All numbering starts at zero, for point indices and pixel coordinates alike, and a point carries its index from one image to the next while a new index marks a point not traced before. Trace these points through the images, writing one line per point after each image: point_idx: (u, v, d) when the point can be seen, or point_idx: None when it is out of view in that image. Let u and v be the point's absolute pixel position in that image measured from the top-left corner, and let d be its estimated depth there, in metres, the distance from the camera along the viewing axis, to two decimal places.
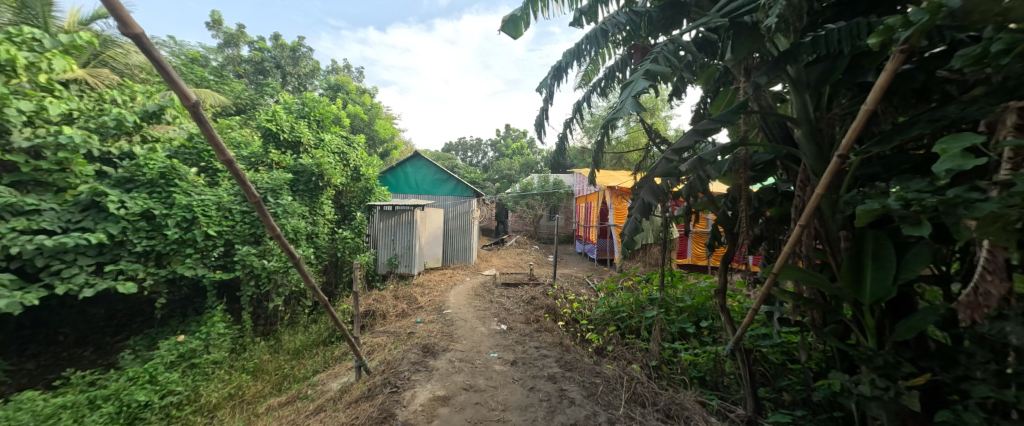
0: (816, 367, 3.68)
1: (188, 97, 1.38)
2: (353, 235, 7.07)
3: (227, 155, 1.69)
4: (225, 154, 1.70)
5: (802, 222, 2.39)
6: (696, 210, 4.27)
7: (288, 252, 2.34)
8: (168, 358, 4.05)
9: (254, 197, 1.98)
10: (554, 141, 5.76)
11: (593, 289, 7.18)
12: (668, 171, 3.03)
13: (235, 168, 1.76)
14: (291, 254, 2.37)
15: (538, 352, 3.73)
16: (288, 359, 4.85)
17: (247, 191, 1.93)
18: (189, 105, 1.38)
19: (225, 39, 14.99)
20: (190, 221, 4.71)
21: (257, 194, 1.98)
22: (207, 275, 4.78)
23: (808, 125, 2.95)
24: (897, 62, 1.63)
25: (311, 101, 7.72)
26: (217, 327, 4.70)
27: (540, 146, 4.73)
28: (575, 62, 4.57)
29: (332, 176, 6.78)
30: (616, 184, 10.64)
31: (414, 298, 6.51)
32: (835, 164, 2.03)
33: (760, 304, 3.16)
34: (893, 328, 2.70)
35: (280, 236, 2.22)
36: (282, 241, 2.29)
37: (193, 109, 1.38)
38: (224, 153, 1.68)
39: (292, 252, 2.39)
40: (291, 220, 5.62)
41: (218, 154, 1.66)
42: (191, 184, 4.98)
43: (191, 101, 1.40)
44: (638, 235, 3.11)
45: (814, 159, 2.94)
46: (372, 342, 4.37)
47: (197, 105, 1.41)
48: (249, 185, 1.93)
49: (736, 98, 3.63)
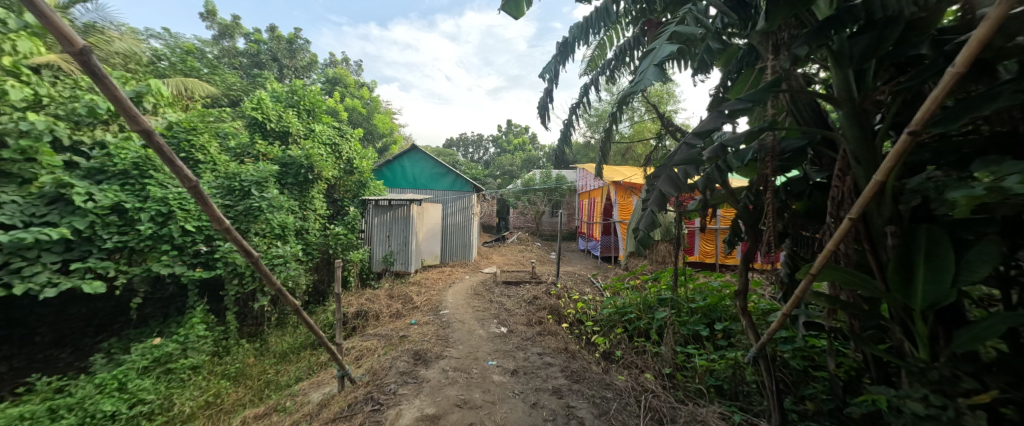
0: (844, 374, 3.35)
1: (71, 41, 1.14)
2: (345, 231, 6.74)
3: (146, 126, 1.40)
4: (141, 123, 1.38)
5: (852, 215, 2.02)
6: (713, 203, 3.92)
7: (247, 252, 1.99)
8: (140, 364, 3.75)
9: (189, 181, 1.61)
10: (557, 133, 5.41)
11: (598, 288, 6.85)
12: (690, 157, 2.65)
13: (157, 143, 1.45)
14: (251, 255, 2.02)
15: (541, 360, 3.39)
16: (274, 364, 4.55)
17: (179, 174, 1.57)
18: (74, 52, 1.14)
19: (220, 30, 14.65)
20: (166, 215, 4.39)
21: (194, 179, 1.61)
22: (185, 273, 4.48)
23: (850, 105, 2.57)
24: (1005, 5, 1.27)
25: (300, 89, 7.37)
26: (197, 329, 4.38)
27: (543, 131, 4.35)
28: (579, 44, 4.25)
29: (324, 168, 6.45)
30: (621, 179, 10.28)
31: (409, 297, 6.18)
32: (904, 142, 1.64)
33: (790, 309, 2.77)
34: (950, 337, 2.33)
35: (229, 230, 1.85)
36: (237, 239, 1.93)
37: (73, 52, 1.12)
38: (138, 120, 1.36)
39: (252, 252, 2.04)
40: (278, 215, 5.31)
41: (129, 121, 1.33)
42: (169, 176, 4.67)
43: (78, 48, 1.16)
44: (655, 229, 2.72)
45: (856, 143, 2.56)
46: (362, 346, 4.04)
47: (85, 54, 1.17)
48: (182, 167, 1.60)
49: (761, 79, 3.29)
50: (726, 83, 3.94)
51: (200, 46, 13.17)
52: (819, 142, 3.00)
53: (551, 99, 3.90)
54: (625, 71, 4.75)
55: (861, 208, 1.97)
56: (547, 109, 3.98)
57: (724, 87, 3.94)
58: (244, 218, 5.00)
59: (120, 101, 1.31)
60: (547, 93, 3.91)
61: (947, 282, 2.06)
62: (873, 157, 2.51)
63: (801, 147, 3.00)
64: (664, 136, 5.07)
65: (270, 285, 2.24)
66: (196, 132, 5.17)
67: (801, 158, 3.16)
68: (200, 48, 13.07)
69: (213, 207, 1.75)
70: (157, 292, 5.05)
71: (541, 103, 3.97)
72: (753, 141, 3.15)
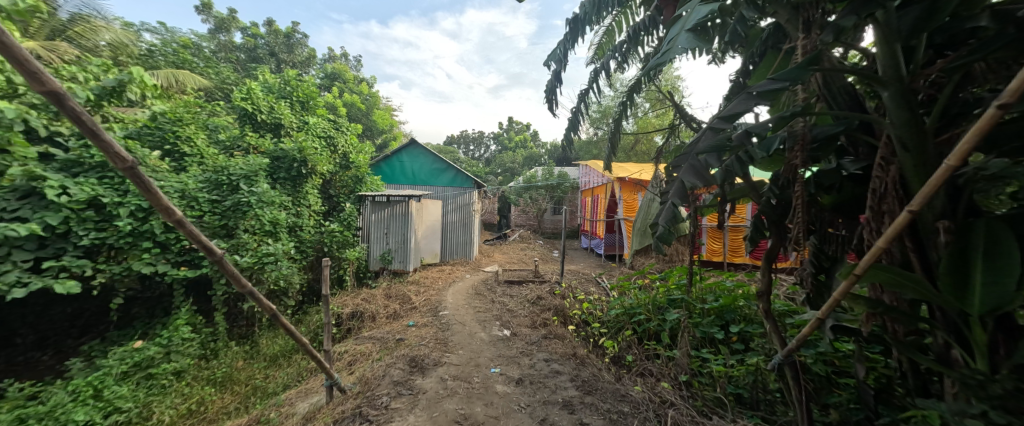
0: (875, 382, 3.09)
1: None
2: (341, 228, 6.49)
3: (56, 90, 1.16)
4: (49, 86, 1.14)
5: (912, 206, 1.68)
6: (731, 198, 3.64)
7: (208, 250, 1.72)
8: (119, 369, 3.50)
9: (124, 161, 1.35)
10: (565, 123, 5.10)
11: (604, 287, 6.59)
12: (717, 144, 2.36)
13: (73, 112, 1.20)
14: (213, 253, 1.75)
15: (548, 367, 3.12)
16: (264, 369, 4.30)
17: (110, 153, 1.32)
18: None
19: (215, 24, 14.36)
20: (147, 210, 4.13)
21: (128, 159, 1.36)
22: (169, 272, 4.24)
23: (898, 84, 2.26)
24: None
25: (293, 80, 7.14)
26: (181, 332, 4.13)
27: (550, 116, 4.02)
28: (588, 25, 3.97)
29: (318, 163, 6.21)
30: (626, 175, 9.99)
31: (407, 297, 5.93)
32: (989, 118, 1.31)
33: (825, 314, 2.45)
34: (1014, 347, 2.02)
35: (181, 221, 1.57)
36: (194, 234, 1.66)
37: None
38: (43, 81, 1.12)
39: (215, 250, 1.77)
40: (268, 210, 5.05)
41: (31, 81, 1.10)
42: (152, 169, 4.39)
43: None
44: (676, 225, 2.43)
45: (904, 126, 2.24)
46: (355, 350, 3.79)
47: None
48: (116, 147, 1.34)
49: (788, 62, 3.00)
50: (746, 69, 3.66)
51: (196, 40, 12.91)
52: (855, 127, 2.69)
53: (559, 85, 3.63)
54: (635, 57, 4.47)
55: (925, 198, 1.62)
56: (554, 96, 3.71)
57: (744, 72, 3.66)
58: (232, 214, 4.75)
59: (19, 55, 1.08)
60: (554, 77, 3.64)
61: (1016, 285, 1.71)
62: (923, 143, 2.22)
63: (835, 133, 2.70)
64: (677, 127, 4.79)
65: (240, 286, 2.00)
66: (180, 123, 4.98)
67: (832, 147, 2.87)
68: (196, 42, 12.80)
69: (158, 193, 1.49)
70: (145, 290, 4.84)
71: (548, 89, 3.70)
72: (781, 127, 2.84)
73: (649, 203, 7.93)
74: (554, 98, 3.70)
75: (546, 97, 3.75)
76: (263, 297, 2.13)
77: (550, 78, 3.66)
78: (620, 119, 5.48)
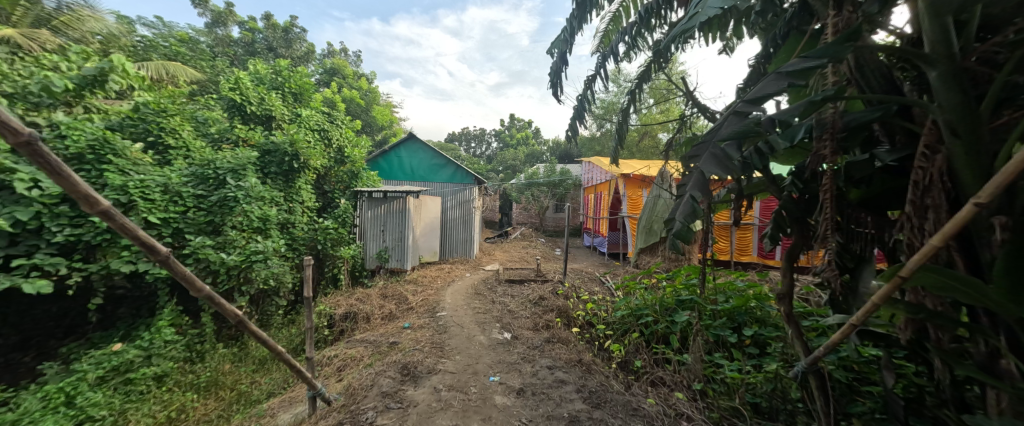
0: (906, 393, 2.84)
1: None
2: (336, 225, 6.26)
3: None
4: None
5: (978, 198, 1.34)
6: (748, 192, 3.39)
7: (148, 247, 1.46)
8: (94, 374, 3.29)
9: (18, 134, 1.09)
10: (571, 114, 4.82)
11: (608, 287, 6.35)
12: (742, 129, 2.08)
13: None
14: (156, 251, 1.49)
15: (552, 376, 2.88)
16: (251, 374, 4.08)
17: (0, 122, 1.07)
18: None
19: (213, 18, 14.12)
20: (126, 206, 3.89)
21: (23, 131, 1.09)
22: (149, 271, 3.99)
23: (951, 62, 1.92)
24: None
25: (285, 70, 6.99)
26: (163, 334, 3.93)
27: (556, 101, 3.73)
28: (596, 6, 3.71)
29: (311, 157, 6.00)
30: (630, 172, 9.74)
31: (404, 297, 5.71)
32: None
33: (860, 321, 2.16)
34: None
35: (106, 212, 1.30)
36: (128, 229, 1.40)
37: None
38: None
39: (158, 248, 1.51)
40: (255, 206, 4.85)
41: None
42: (132, 161, 4.18)
43: None
44: (696, 221, 2.15)
45: (957, 108, 1.89)
46: (345, 354, 3.57)
47: None
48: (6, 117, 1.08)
49: (815, 43, 2.74)
50: (767, 54, 3.39)
51: (193, 35, 12.70)
52: (893, 113, 2.41)
53: (565, 68, 3.38)
54: (644, 44, 4.22)
55: (997, 187, 1.29)
56: (560, 80, 3.47)
57: (764, 57, 3.39)
58: (218, 210, 4.56)
59: None
60: (560, 60, 3.39)
61: None
62: (978, 129, 1.85)
63: (869, 120, 2.43)
64: (687, 118, 4.52)
65: (196, 291, 1.72)
66: (165, 113, 4.79)
67: (862, 136, 2.60)
68: (192, 36, 12.56)
69: (71, 176, 1.22)
70: (134, 288, 4.63)
71: (553, 72, 3.45)
72: (810, 113, 2.56)
73: (654, 202, 7.91)
74: (560, 83, 3.46)
75: (550, 81, 3.51)
76: (225, 303, 1.87)
77: (555, 60, 3.42)
78: (628, 110, 5.21)
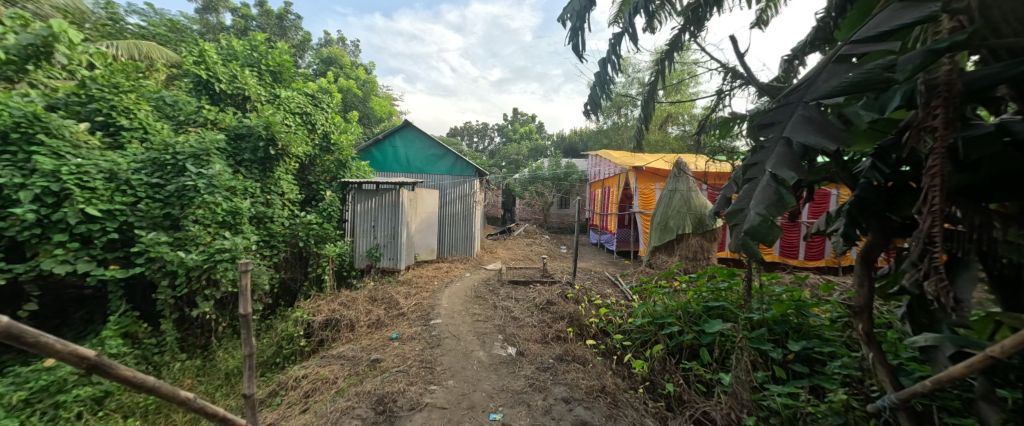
0: None
1: None
2: (320, 221, 5.73)
3: None
4: None
5: None
6: (807, 181, 2.74)
7: None
8: (15, 396, 2.74)
9: None
10: (592, 82, 4.10)
11: (622, 290, 5.78)
12: (860, 79, 1.42)
13: None
14: None
15: (571, 416, 2.34)
16: (211, 394, 3.55)
17: None
18: None
19: (203, 4, 13.51)
20: (59, 195, 3.42)
21: None
22: (92, 272, 3.50)
23: None
24: None
25: (263, 46, 6.44)
26: (108, 346, 3.35)
27: (579, 57, 3.08)
28: None
29: (289, 143, 5.47)
30: (643, 165, 9.16)
31: (396, 301, 5.13)
32: None
33: (979, 367, 1.33)
34: None
35: None
36: None
37: None
38: None
39: None
40: (221, 196, 4.31)
41: None
42: (73, 143, 3.74)
43: None
44: (782, 212, 1.53)
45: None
46: (319, 374, 3.04)
47: None
48: None
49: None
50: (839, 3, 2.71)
51: (182, 21, 12.09)
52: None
53: (589, 12, 2.77)
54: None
55: None
56: (582, 28, 2.87)
57: (835, 8, 2.70)
58: (176, 201, 4.06)
59: None
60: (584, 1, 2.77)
61: None
62: None
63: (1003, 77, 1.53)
64: (724, 94, 3.84)
65: None
66: (117, 90, 4.35)
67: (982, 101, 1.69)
68: (184, 23, 11.99)
69: None
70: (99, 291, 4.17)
71: (574, 18, 2.86)
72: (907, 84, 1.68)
73: (670, 197, 7.49)
74: (582, 30, 2.86)
75: (571, 30, 2.91)
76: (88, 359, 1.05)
77: (577, 2, 2.81)
78: (656, 84, 4.51)
